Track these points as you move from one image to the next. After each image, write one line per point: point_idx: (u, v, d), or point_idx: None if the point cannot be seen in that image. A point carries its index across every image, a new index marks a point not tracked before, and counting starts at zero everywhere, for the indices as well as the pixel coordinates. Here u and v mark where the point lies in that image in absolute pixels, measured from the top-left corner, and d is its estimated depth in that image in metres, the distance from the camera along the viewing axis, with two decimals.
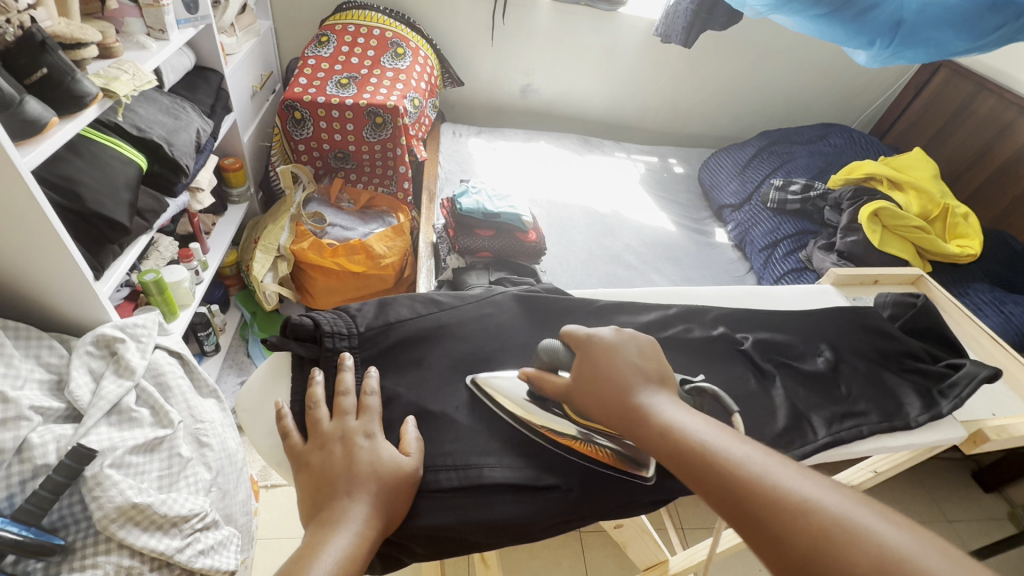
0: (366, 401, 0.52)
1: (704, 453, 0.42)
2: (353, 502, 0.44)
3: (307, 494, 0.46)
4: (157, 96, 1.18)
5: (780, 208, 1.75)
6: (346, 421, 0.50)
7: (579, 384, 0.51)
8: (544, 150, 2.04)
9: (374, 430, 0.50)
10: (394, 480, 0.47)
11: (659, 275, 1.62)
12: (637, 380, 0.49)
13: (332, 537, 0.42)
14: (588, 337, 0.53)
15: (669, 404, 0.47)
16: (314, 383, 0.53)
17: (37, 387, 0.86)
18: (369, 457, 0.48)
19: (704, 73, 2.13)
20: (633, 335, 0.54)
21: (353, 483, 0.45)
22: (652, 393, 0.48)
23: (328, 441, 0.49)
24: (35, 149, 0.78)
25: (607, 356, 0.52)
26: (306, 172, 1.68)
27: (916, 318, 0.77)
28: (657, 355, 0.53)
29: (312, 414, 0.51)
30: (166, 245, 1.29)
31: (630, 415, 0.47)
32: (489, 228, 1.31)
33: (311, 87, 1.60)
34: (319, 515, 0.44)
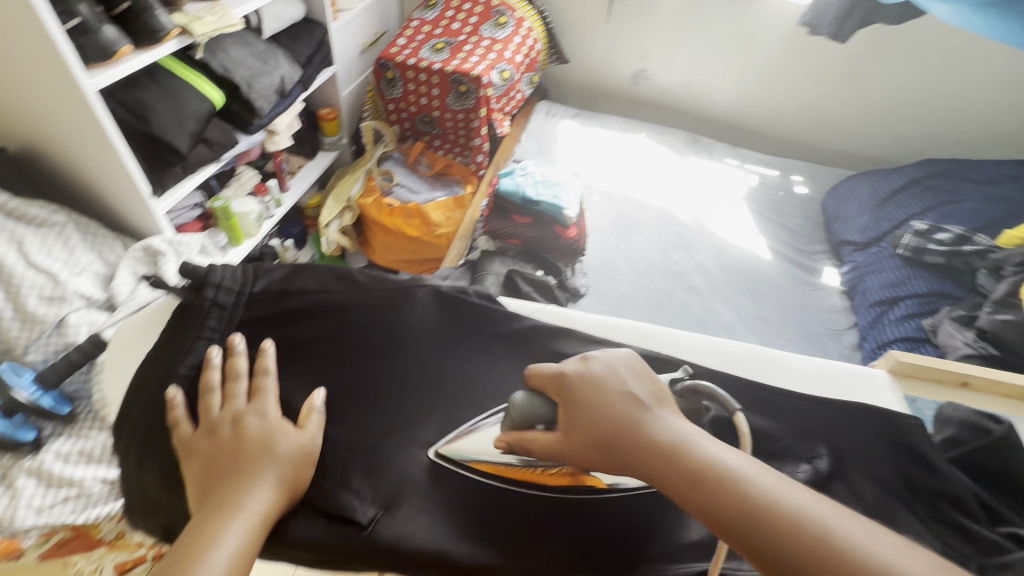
0: (260, 382, 0.51)
1: (746, 501, 0.39)
2: (249, 486, 0.44)
3: (194, 480, 0.45)
4: (254, 41, 1.28)
5: (915, 258, 1.37)
6: (236, 405, 0.49)
7: (571, 430, 0.48)
8: (641, 144, 1.85)
9: (266, 411, 0.50)
10: (296, 461, 0.47)
11: (726, 307, 1.39)
12: (635, 408, 0.46)
13: (227, 522, 0.42)
14: (564, 373, 0.50)
15: (686, 433, 0.45)
16: (212, 365, 0.52)
17: (92, 278, 1.01)
18: (260, 435, 0.47)
19: (864, 78, 1.74)
20: (612, 353, 0.52)
21: (240, 466, 0.45)
22: (659, 419, 0.46)
23: (217, 426, 0.48)
24: (104, 73, 0.89)
25: (598, 394, 0.48)
26: (388, 132, 1.74)
27: (990, 454, 0.57)
28: (645, 372, 0.50)
29: (204, 399, 0.50)
30: (247, 177, 1.45)
31: (645, 456, 0.44)
32: (527, 215, 1.23)
33: (407, 49, 1.63)
34: (209, 502, 0.43)
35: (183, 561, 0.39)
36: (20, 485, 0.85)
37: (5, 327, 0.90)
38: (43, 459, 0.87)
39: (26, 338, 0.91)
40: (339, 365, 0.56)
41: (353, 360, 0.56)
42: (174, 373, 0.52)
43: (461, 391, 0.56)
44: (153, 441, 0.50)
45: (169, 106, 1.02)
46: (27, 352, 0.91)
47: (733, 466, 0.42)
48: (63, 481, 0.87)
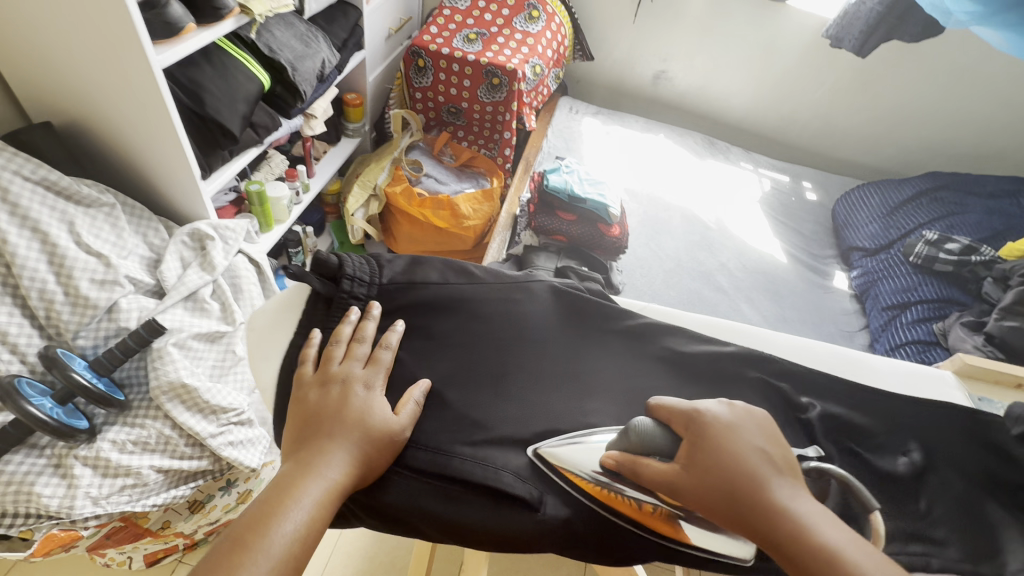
0: (379, 354, 0.52)
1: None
2: (337, 453, 0.45)
3: (294, 426, 0.48)
4: (295, 22, 1.25)
5: (926, 266, 1.46)
6: (352, 367, 0.51)
7: (694, 468, 0.44)
8: (661, 144, 1.89)
9: (374, 383, 0.50)
10: (382, 442, 0.47)
11: (751, 307, 1.44)
12: (767, 471, 0.43)
13: (309, 482, 0.43)
14: (698, 413, 0.46)
15: (816, 513, 0.41)
16: (347, 320, 0.53)
17: (138, 262, 0.98)
18: (362, 406, 0.48)
19: (875, 91, 1.81)
20: (742, 406, 0.48)
21: (340, 429, 0.47)
22: (790, 490, 0.42)
23: (330, 381, 0.50)
24: (170, 50, 0.86)
25: (725, 437, 0.45)
26: (416, 121, 1.72)
27: None
28: (775, 436, 0.46)
29: (325, 351, 0.52)
30: (278, 162, 1.41)
31: (775, 526, 0.40)
32: (571, 212, 1.24)
33: (439, 37, 1.62)
34: (300, 454, 0.46)
35: (264, 509, 0.42)
36: (76, 474, 0.82)
37: (55, 312, 0.86)
38: (99, 448, 0.84)
39: (76, 323, 0.88)
40: (465, 359, 0.56)
41: (480, 352, 0.57)
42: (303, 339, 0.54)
43: (585, 384, 0.58)
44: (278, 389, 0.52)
45: (223, 86, 0.99)
46: (76, 338, 0.88)
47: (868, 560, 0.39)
48: (120, 470, 0.85)
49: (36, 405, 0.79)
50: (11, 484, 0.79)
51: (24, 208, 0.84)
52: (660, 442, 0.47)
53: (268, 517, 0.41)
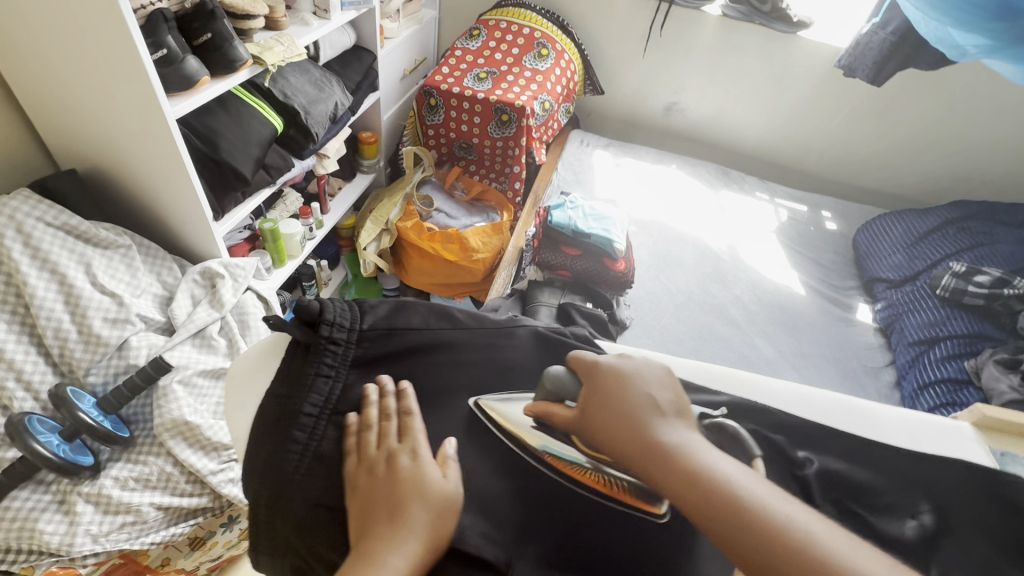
0: (410, 424, 0.52)
1: (722, 493, 0.46)
2: (401, 530, 0.45)
3: (354, 517, 0.46)
4: (310, 68, 1.30)
5: (955, 299, 1.39)
6: (390, 444, 0.50)
7: (592, 408, 0.54)
8: (673, 175, 1.88)
9: (419, 452, 0.50)
10: (440, 509, 0.47)
11: (766, 342, 1.39)
12: (650, 415, 0.52)
13: (387, 572, 0.42)
14: (599, 365, 0.56)
15: (689, 442, 0.50)
16: (364, 399, 0.53)
17: (151, 300, 1.02)
18: (416, 479, 0.48)
19: (894, 118, 1.77)
20: (638, 363, 0.57)
21: (400, 507, 0.46)
22: (670, 426, 0.51)
23: (375, 462, 0.48)
24: (185, 101, 0.91)
25: (617, 386, 0.54)
26: (428, 157, 1.77)
27: None
28: (669, 387, 0.55)
29: (361, 433, 0.50)
30: (292, 201, 1.46)
31: (647, 456, 0.49)
32: (576, 247, 1.24)
33: (450, 77, 1.67)
34: (370, 545, 0.44)
35: None
36: (79, 511, 0.84)
37: (69, 349, 0.90)
38: (102, 485, 0.86)
39: (88, 361, 0.92)
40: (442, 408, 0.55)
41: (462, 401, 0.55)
42: (300, 411, 0.50)
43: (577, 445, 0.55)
44: (293, 479, 0.48)
45: (237, 132, 1.04)
46: (87, 375, 0.91)
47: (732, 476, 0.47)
48: (121, 507, 0.86)
49: (42, 442, 0.81)
50: (15, 521, 0.82)
51: (44, 251, 0.89)
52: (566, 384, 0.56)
53: None
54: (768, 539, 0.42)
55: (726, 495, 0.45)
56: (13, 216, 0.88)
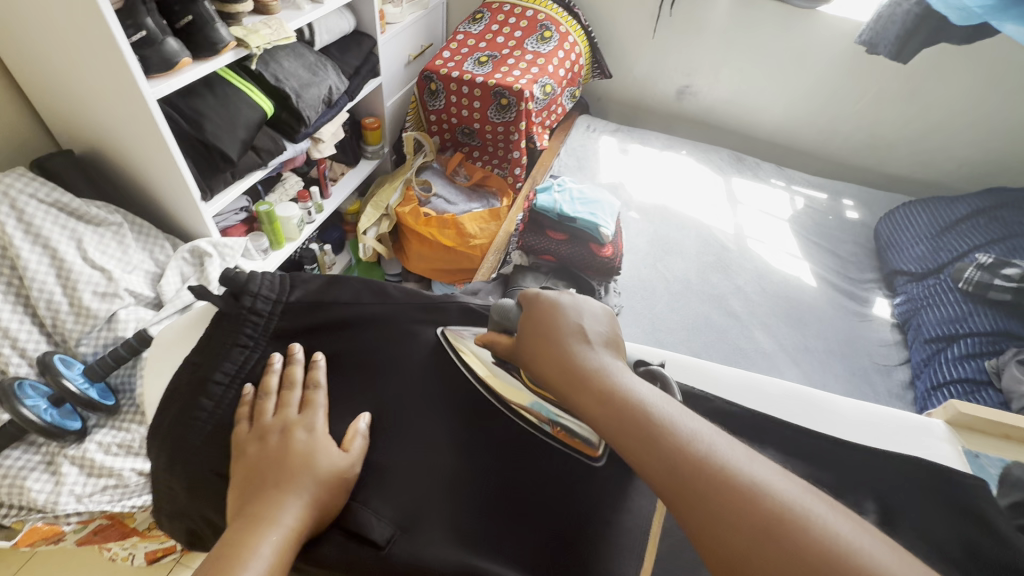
0: (312, 396, 0.49)
1: (635, 412, 0.39)
2: (284, 498, 0.42)
3: (237, 488, 0.43)
4: (305, 53, 1.32)
5: (979, 294, 1.28)
6: (288, 415, 0.47)
7: (526, 333, 0.49)
8: (682, 161, 1.81)
9: (316, 426, 0.47)
10: (329, 482, 0.44)
11: (766, 335, 1.33)
12: (578, 340, 0.46)
13: (259, 539, 0.39)
14: (541, 294, 0.51)
15: (613, 366, 0.43)
16: (270, 370, 0.50)
17: (142, 276, 1.06)
18: (304, 450, 0.45)
19: (926, 99, 1.65)
20: (583, 297, 0.51)
21: (284, 477, 0.43)
22: (594, 352, 0.45)
23: (266, 432, 0.46)
24: (165, 82, 0.93)
25: (552, 311, 0.49)
26: (429, 142, 1.77)
27: None
28: (611, 324, 0.49)
29: (260, 403, 0.48)
30: (292, 183, 1.49)
31: (567, 375, 0.43)
32: (562, 231, 1.21)
33: (451, 61, 1.66)
34: (247, 512, 0.41)
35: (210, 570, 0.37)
36: (64, 472, 0.89)
37: (61, 320, 0.95)
38: (86, 448, 0.91)
39: (79, 331, 0.97)
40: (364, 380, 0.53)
41: (380, 374, 0.54)
42: (210, 378, 0.50)
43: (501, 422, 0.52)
44: (192, 446, 0.46)
45: (223, 114, 1.07)
46: (79, 345, 0.96)
47: (646, 399, 0.40)
48: (103, 471, 0.91)
49: (30, 406, 0.86)
50: (6, 477, 0.88)
51: (37, 226, 0.94)
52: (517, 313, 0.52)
53: None
54: (674, 463, 0.35)
55: (640, 413, 0.38)
56: (7, 193, 0.93)
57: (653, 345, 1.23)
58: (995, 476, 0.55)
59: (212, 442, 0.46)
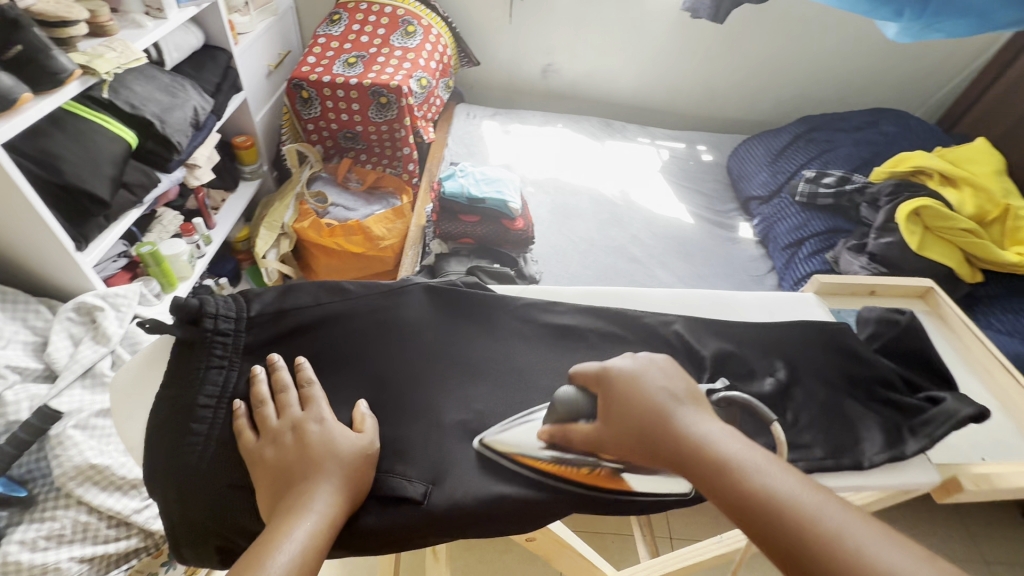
0: (308, 392, 0.51)
1: (758, 495, 0.37)
2: (313, 484, 0.45)
3: (265, 489, 0.46)
4: (156, 74, 1.21)
5: (810, 202, 1.58)
6: (293, 414, 0.50)
7: (608, 418, 0.47)
8: (560, 133, 1.95)
9: (325, 416, 0.50)
10: (354, 461, 0.47)
11: (665, 271, 1.52)
12: (670, 406, 0.44)
13: (295, 522, 0.42)
14: (605, 370, 0.49)
15: (717, 432, 0.42)
16: (258, 379, 0.52)
17: (20, 348, 0.93)
18: (320, 440, 0.47)
19: (743, 51, 1.96)
20: (646, 356, 0.49)
21: (308, 469, 0.45)
22: (690, 417, 0.44)
23: (279, 434, 0.48)
24: (7, 123, 0.82)
25: (628, 385, 0.47)
26: (312, 152, 1.71)
27: (902, 339, 0.67)
28: (684, 374, 0.48)
29: (260, 412, 0.50)
30: (170, 219, 1.37)
31: (676, 454, 0.42)
32: (474, 213, 1.27)
33: (318, 66, 1.61)
34: (282, 505, 0.43)
35: (251, 551, 0.39)
36: None
37: None
38: (6, 552, 0.79)
39: None
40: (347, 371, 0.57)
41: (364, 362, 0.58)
42: (196, 405, 0.51)
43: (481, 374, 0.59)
44: (203, 469, 0.48)
45: (81, 152, 0.95)
46: None
47: (758, 471, 0.39)
48: (36, 570, 0.80)
49: None
50: None
51: None
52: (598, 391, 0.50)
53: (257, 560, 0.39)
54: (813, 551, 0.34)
55: (761, 493, 0.37)
56: None
57: None
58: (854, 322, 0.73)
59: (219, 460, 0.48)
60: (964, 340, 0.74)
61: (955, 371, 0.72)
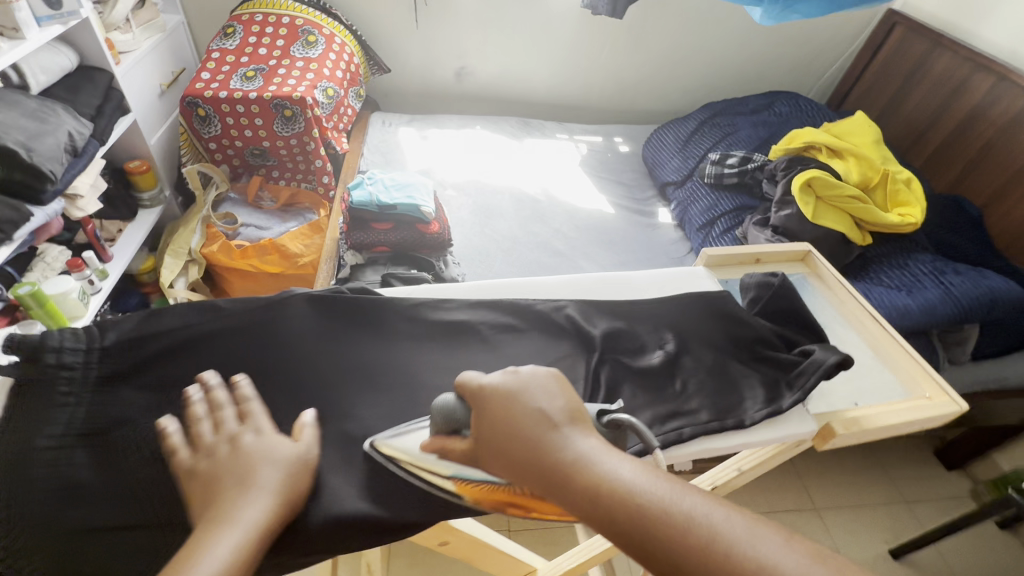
0: (246, 407, 0.52)
1: (628, 506, 0.37)
2: (243, 491, 0.43)
3: (197, 501, 0.44)
4: (21, 99, 1.11)
5: (718, 183, 1.66)
6: (229, 429, 0.49)
7: (486, 433, 0.45)
8: (478, 135, 1.95)
9: (262, 427, 0.50)
10: (293, 468, 0.48)
11: (589, 261, 1.55)
12: (547, 425, 0.43)
13: (222, 530, 0.40)
14: (485, 386, 0.48)
15: (593, 448, 0.42)
16: (192, 400, 0.52)
17: None
18: (255, 449, 0.47)
19: (647, 45, 2.04)
20: (526, 370, 0.48)
21: (241, 476, 0.44)
22: (568, 436, 0.43)
23: (214, 447, 0.47)
24: None
25: (505, 401, 0.46)
26: (217, 172, 1.63)
27: (777, 299, 0.70)
28: (563, 386, 0.47)
29: (194, 429, 0.49)
30: (56, 254, 1.27)
31: (552, 474, 0.41)
32: (386, 221, 1.24)
33: (213, 82, 1.54)
34: (206, 515, 0.42)
35: (179, 556, 0.38)
36: None
37: None
38: None
39: None
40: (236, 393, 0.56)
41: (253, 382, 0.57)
42: (38, 445, 0.50)
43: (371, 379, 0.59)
44: (42, 511, 0.48)
45: None
46: None
47: (630, 480, 0.39)
48: None
49: None
50: None
51: None
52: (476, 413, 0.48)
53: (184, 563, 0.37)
54: (681, 554, 0.35)
55: (631, 503, 0.37)
56: None
57: None
58: (738, 289, 0.76)
59: (58, 501, 0.48)
60: (840, 296, 0.80)
61: (829, 331, 0.76)
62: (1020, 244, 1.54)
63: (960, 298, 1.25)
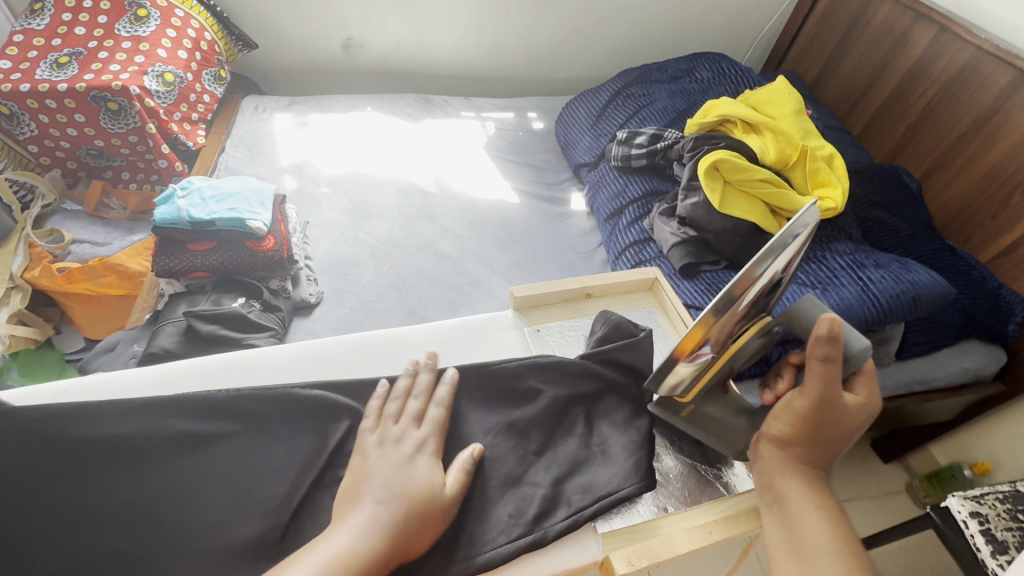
0: (430, 412, 0.70)
1: (797, 495, 0.58)
2: (410, 477, 0.60)
3: (348, 492, 0.60)
4: None
5: (626, 165, 1.47)
6: (433, 416, 0.69)
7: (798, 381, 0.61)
8: (368, 119, 1.71)
9: (425, 443, 0.65)
10: (440, 488, 0.61)
11: (478, 264, 1.36)
12: (833, 430, 0.60)
13: (346, 520, 0.55)
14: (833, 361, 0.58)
15: (819, 459, 0.61)
16: (430, 381, 0.74)
17: None
18: (399, 455, 0.62)
19: (560, 4, 1.80)
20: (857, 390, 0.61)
21: (383, 480, 0.59)
22: (829, 448, 0.60)
23: (423, 440, 0.66)
24: None
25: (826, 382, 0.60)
26: (40, 180, 1.38)
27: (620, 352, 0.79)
28: (864, 416, 0.61)
29: (408, 405, 0.70)
30: None
31: (798, 446, 0.60)
32: (206, 240, 1.06)
33: (15, 72, 1.28)
34: (340, 508, 0.58)
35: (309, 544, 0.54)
36: None
37: None
38: None
39: None
40: (61, 485, 0.64)
41: (82, 471, 0.65)
42: None
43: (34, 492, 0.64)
44: None
45: None
46: None
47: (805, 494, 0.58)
48: None
49: None
50: None
51: None
52: (836, 346, 0.55)
53: (308, 546, 0.53)
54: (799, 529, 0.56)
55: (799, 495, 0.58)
56: None
57: (364, 320, 1.17)
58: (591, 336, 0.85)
59: None
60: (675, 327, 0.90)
61: None
62: (957, 222, 1.38)
63: (878, 297, 1.09)
